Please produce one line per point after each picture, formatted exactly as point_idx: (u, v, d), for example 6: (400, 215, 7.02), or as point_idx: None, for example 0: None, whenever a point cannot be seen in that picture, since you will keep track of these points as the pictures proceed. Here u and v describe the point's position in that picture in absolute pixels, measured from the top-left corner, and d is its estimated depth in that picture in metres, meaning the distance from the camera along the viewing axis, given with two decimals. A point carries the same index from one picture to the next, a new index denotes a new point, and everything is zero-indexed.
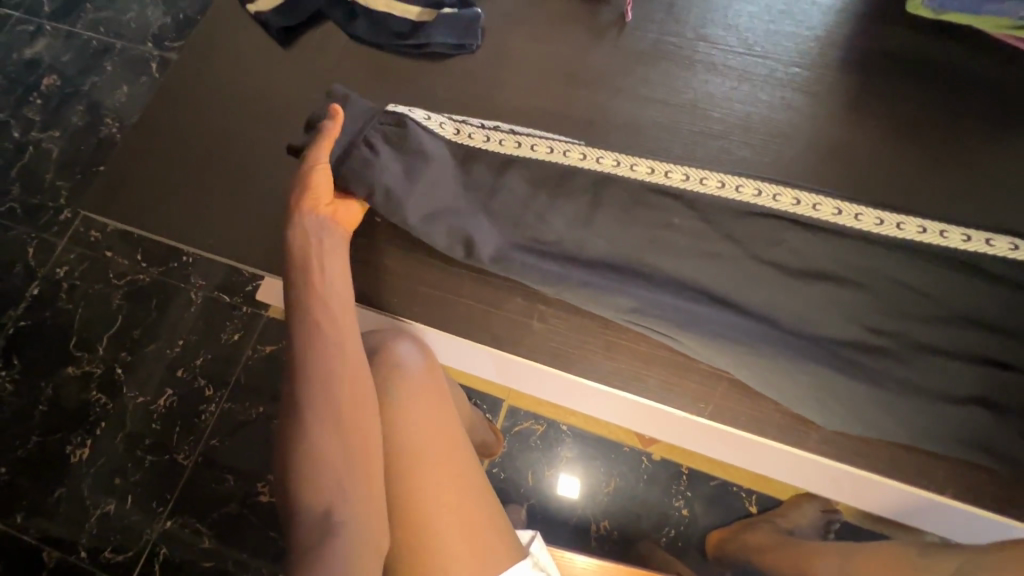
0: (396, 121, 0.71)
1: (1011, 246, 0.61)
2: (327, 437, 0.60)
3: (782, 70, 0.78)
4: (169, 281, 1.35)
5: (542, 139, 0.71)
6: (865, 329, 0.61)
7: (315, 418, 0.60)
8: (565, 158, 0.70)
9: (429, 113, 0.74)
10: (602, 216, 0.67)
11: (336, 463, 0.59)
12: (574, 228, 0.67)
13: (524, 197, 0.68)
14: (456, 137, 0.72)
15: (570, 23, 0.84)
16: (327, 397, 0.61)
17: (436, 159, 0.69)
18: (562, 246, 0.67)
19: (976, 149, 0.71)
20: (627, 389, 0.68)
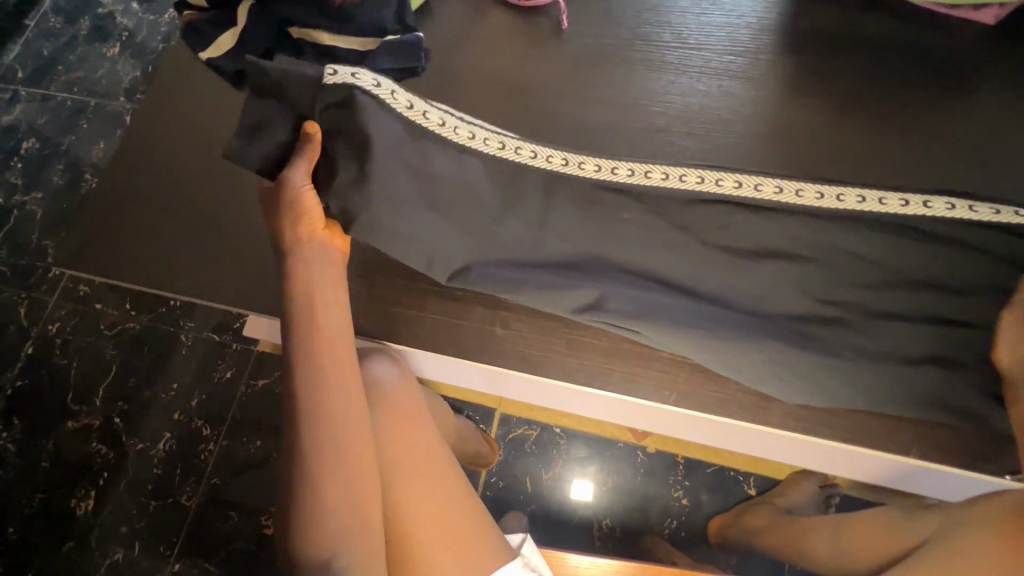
0: (347, 100, 0.65)
1: (949, 207, 0.62)
2: (321, 463, 0.62)
3: (717, 59, 0.80)
4: (159, 327, 1.37)
5: (494, 133, 0.69)
6: (817, 301, 0.62)
7: (309, 444, 0.62)
8: (517, 155, 0.69)
9: (379, 79, 0.67)
10: (557, 217, 0.67)
11: (331, 486, 0.62)
12: (528, 232, 0.67)
13: (476, 206, 0.68)
14: (410, 114, 0.67)
15: (511, 37, 0.87)
16: (320, 423, 0.62)
17: (393, 154, 0.66)
18: (518, 250, 0.67)
19: (910, 114, 0.73)
20: (594, 384, 0.69)
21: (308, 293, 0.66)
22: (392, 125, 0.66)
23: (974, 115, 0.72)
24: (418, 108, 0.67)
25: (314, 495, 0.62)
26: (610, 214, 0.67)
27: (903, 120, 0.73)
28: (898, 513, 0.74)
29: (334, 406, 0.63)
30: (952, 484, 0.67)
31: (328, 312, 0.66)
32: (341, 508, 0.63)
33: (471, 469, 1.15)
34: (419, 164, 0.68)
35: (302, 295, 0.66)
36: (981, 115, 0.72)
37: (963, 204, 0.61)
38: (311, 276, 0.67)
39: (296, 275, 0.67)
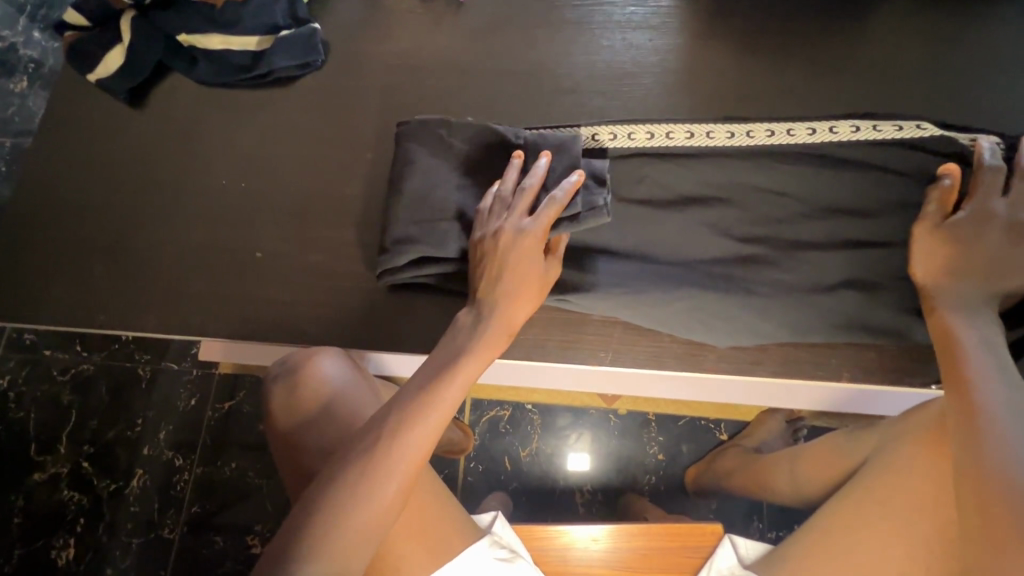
0: (422, 140, 0.70)
1: (854, 128, 0.62)
2: (389, 487, 0.57)
3: (619, 12, 0.78)
4: (114, 364, 1.34)
5: (438, 131, 0.70)
6: (734, 243, 0.63)
7: (387, 464, 0.57)
8: (428, 146, 0.70)
9: (424, 119, 0.71)
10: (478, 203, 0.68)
11: (376, 515, 0.57)
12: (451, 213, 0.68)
13: (411, 198, 0.69)
14: (423, 147, 0.70)
15: (412, 18, 0.84)
16: (404, 450, 0.57)
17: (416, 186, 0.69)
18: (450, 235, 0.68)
19: (813, 42, 0.72)
20: (528, 358, 0.68)
21: (472, 345, 0.61)
22: (426, 158, 0.70)
23: (877, 37, 0.71)
24: (429, 142, 0.70)
25: (352, 518, 0.56)
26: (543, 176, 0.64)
27: (807, 50, 0.72)
28: (843, 434, 0.76)
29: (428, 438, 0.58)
30: (886, 400, 0.70)
31: (473, 358, 0.60)
32: (364, 539, 0.56)
33: (448, 458, 1.15)
34: (420, 184, 0.69)
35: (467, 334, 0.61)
36: (884, 36, 0.71)
37: (867, 124, 0.62)
38: (488, 327, 0.61)
39: (484, 325, 0.61)
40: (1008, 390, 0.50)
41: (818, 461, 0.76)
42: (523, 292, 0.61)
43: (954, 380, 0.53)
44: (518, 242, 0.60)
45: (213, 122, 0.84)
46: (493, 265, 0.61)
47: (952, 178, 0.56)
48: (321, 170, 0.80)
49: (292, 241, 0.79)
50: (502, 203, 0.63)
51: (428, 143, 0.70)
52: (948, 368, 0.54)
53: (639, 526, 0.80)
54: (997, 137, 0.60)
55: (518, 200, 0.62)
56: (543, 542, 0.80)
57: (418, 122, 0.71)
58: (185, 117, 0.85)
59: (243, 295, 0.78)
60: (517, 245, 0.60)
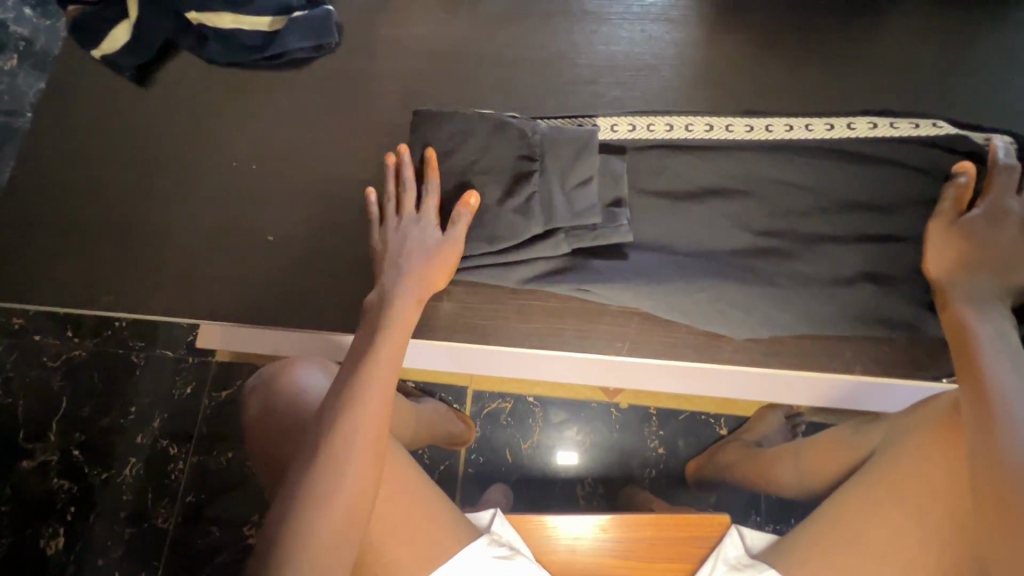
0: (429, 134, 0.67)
1: (871, 125, 0.63)
2: (344, 483, 0.57)
3: (637, 4, 0.78)
4: (107, 351, 1.30)
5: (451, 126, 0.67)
6: (752, 234, 0.63)
7: (340, 460, 0.57)
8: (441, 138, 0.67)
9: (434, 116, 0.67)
10: (496, 187, 0.65)
11: (340, 509, 0.57)
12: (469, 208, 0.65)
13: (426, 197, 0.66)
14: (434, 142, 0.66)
15: (427, 3, 0.83)
16: (354, 439, 0.59)
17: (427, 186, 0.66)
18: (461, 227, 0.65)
19: (830, 40, 0.73)
20: (545, 345, 0.70)
21: (385, 336, 0.63)
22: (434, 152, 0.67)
23: (894, 36, 0.72)
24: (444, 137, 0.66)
25: (320, 518, 0.56)
26: (567, 169, 0.63)
27: (826, 47, 0.73)
28: (849, 427, 0.77)
29: (374, 425, 0.60)
30: (893, 393, 0.71)
31: (386, 344, 0.63)
32: (339, 536, 0.57)
33: (449, 449, 1.15)
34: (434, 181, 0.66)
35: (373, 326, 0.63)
36: (900, 35, 0.72)
37: (884, 121, 0.63)
38: (394, 314, 0.64)
39: (394, 315, 0.64)
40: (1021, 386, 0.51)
41: (822, 456, 0.77)
42: (426, 275, 0.65)
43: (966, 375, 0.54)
44: (417, 239, 0.65)
45: (223, 102, 0.83)
46: (399, 266, 0.65)
47: (968, 177, 0.58)
48: (334, 154, 0.79)
49: (304, 226, 0.77)
50: (517, 200, 0.64)
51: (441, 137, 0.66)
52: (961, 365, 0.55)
53: (646, 515, 0.80)
54: (1010, 137, 0.61)
55: (536, 200, 0.63)
56: (547, 535, 0.80)
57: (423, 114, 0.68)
58: (194, 96, 0.83)
59: (253, 280, 0.77)
60: (416, 242, 0.65)
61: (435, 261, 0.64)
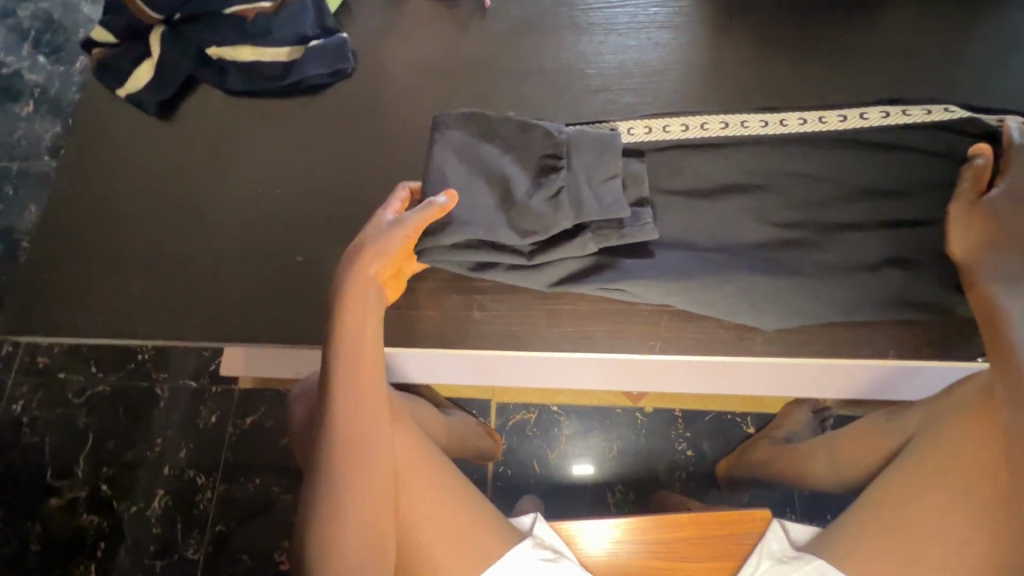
0: (452, 128, 0.67)
1: (884, 114, 0.64)
2: (341, 504, 0.63)
3: (642, 13, 0.81)
4: (131, 384, 1.32)
5: (473, 124, 0.67)
6: (774, 227, 0.64)
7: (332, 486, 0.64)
8: (469, 134, 0.67)
9: (457, 114, 0.67)
10: (522, 182, 0.65)
11: (347, 526, 0.63)
12: (502, 205, 0.65)
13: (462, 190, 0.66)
14: (464, 137, 0.67)
15: (437, 25, 0.86)
16: (333, 465, 0.64)
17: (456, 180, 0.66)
18: (485, 221, 0.64)
19: (833, 36, 0.75)
20: (576, 349, 0.70)
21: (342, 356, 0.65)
22: (459, 148, 0.67)
23: (895, 28, 0.74)
24: (470, 134, 0.67)
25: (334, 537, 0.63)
26: (591, 168, 0.64)
27: (831, 41, 0.75)
28: (882, 415, 0.76)
29: (350, 444, 0.64)
30: (924, 376, 0.71)
31: (343, 366, 0.65)
32: (359, 546, 0.64)
33: (477, 463, 1.15)
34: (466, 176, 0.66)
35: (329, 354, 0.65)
36: (902, 27, 0.74)
37: (896, 110, 0.64)
38: (347, 331, 0.66)
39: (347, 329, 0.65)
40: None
41: (856, 445, 0.77)
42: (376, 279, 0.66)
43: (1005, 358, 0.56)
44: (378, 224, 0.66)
45: (244, 131, 0.85)
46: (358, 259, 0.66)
47: (985, 158, 0.59)
48: (356, 174, 0.81)
49: (329, 245, 0.79)
50: (544, 195, 0.64)
51: (465, 134, 0.67)
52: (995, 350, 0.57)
53: (684, 516, 0.79)
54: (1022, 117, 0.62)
55: (563, 195, 0.63)
56: (572, 545, 0.80)
57: (452, 117, 0.67)
58: (216, 127, 0.86)
59: (282, 301, 0.78)
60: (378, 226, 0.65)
61: (385, 248, 0.64)
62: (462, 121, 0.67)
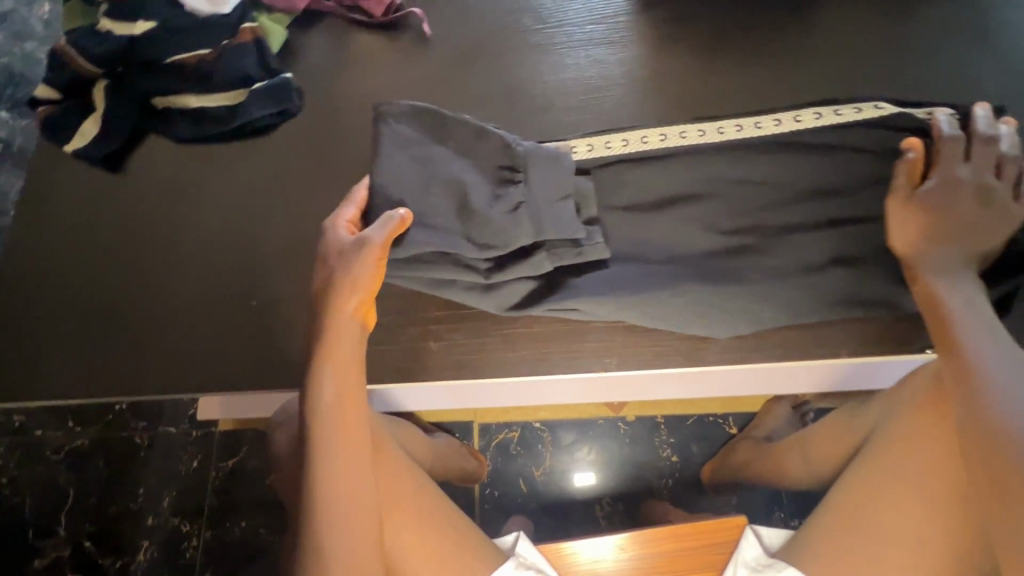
0: (403, 122, 0.66)
1: (817, 115, 0.65)
2: (334, 550, 0.61)
3: (579, 32, 0.82)
4: (111, 435, 1.30)
5: (426, 121, 0.66)
6: (720, 235, 0.65)
7: (323, 531, 0.61)
8: (422, 132, 0.66)
9: (408, 104, 0.66)
10: (480, 191, 0.64)
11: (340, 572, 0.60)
12: (460, 211, 0.64)
13: (416, 188, 0.64)
14: (416, 134, 0.66)
15: (381, 58, 0.86)
16: (324, 507, 0.62)
17: (410, 177, 0.65)
18: (443, 229, 0.64)
19: (767, 40, 0.76)
20: (536, 372, 0.70)
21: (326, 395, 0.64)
22: (411, 143, 0.65)
23: (824, 28, 0.76)
24: (422, 132, 0.66)
25: None
26: (548, 183, 0.64)
27: (764, 46, 0.76)
28: (847, 410, 0.76)
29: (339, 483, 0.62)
30: (884, 369, 0.72)
31: (327, 405, 0.64)
32: None
33: (463, 488, 1.14)
34: (421, 173, 0.65)
35: (311, 393, 0.64)
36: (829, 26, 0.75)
37: (828, 110, 0.65)
38: (328, 369, 0.65)
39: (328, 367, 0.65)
40: (1000, 358, 0.54)
41: (826, 443, 0.77)
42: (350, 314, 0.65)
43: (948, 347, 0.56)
44: (339, 242, 0.66)
45: (195, 177, 0.85)
46: (327, 280, 0.65)
47: (917, 153, 0.59)
48: (309, 211, 0.81)
49: (287, 285, 0.79)
50: (503, 207, 0.64)
51: (416, 130, 0.66)
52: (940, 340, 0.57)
53: (667, 529, 0.79)
54: (951, 108, 0.63)
55: (522, 209, 0.64)
56: (567, 561, 0.79)
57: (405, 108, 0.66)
58: (167, 175, 0.85)
59: (243, 346, 0.77)
60: (338, 245, 0.65)
61: (357, 280, 0.63)
62: (414, 118, 0.66)
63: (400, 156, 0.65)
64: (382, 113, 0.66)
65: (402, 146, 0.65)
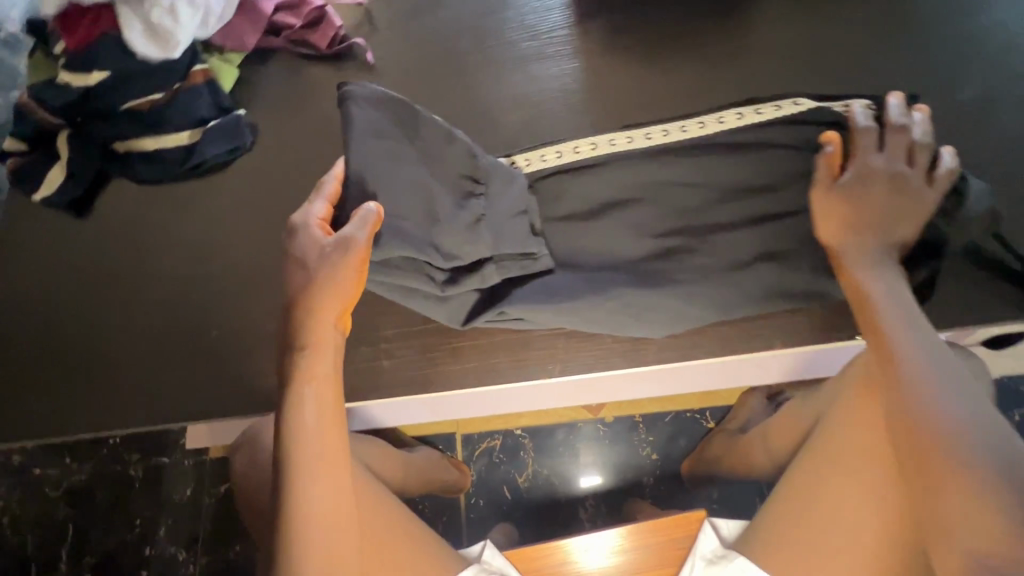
0: (372, 108, 0.67)
1: (738, 116, 0.67)
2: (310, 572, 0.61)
3: (517, 54, 0.87)
4: (105, 469, 1.32)
5: (397, 112, 0.68)
6: (651, 238, 0.67)
7: (299, 554, 0.61)
8: (393, 121, 0.68)
9: (377, 91, 0.68)
10: (445, 202, 0.66)
11: None
12: (428, 213, 0.65)
13: (386, 175, 0.65)
14: (388, 121, 0.67)
15: (331, 90, 0.90)
16: (301, 530, 0.62)
17: (379, 165, 0.65)
18: (409, 233, 0.64)
19: (683, 56, 0.82)
20: (487, 382, 0.72)
21: (305, 415, 0.64)
22: (382, 128, 0.67)
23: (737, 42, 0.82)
24: (394, 122, 0.68)
25: None
26: (507, 199, 0.67)
27: (683, 62, 0.82)
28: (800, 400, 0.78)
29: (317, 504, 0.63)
30: (827, 356, 0.74)
31: (306, 425, 0.64)
32: None
33: (448, 499, 1.16)
34: (391, 161, 0.66)
35: (290, 413, 0.64)
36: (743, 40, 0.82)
37: (749, 110, 0.67)
38: (307, 389, 0.65)
39: (308, 386, 0.65)
40: (922, 349, 0.55)
41: (783, 432, 0.79)
42: (327, 332, 0.65)
43: (879, 342, 0.58)
44: (312, 235, 0.64)
45: (159, 215, 0.88)
46: (304, 278, 0.64)
47: (834, 146, 0.60)
48: (269, 241, 0.85)
49: (251, 313, 0.82)
50: (466, 219, 0.66)
51: (386, 117, 0.67)
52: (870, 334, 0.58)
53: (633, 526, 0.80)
54: (866, 99, 0.66)
55: (483, 224, 0.66)
56: (563, 560, 0.81)
57: (377, 95, 0.67)
58: (132, 215, 0.89)
59: (215, 374, 0.81)
60: (313, 237, 0.64)
61: (334, 294, 0.64)
62: (385, 106, 0.68)
63: (369, 143, 0.66)
64: (353, 95, 0.67)
65: (372, 133, 0.66)
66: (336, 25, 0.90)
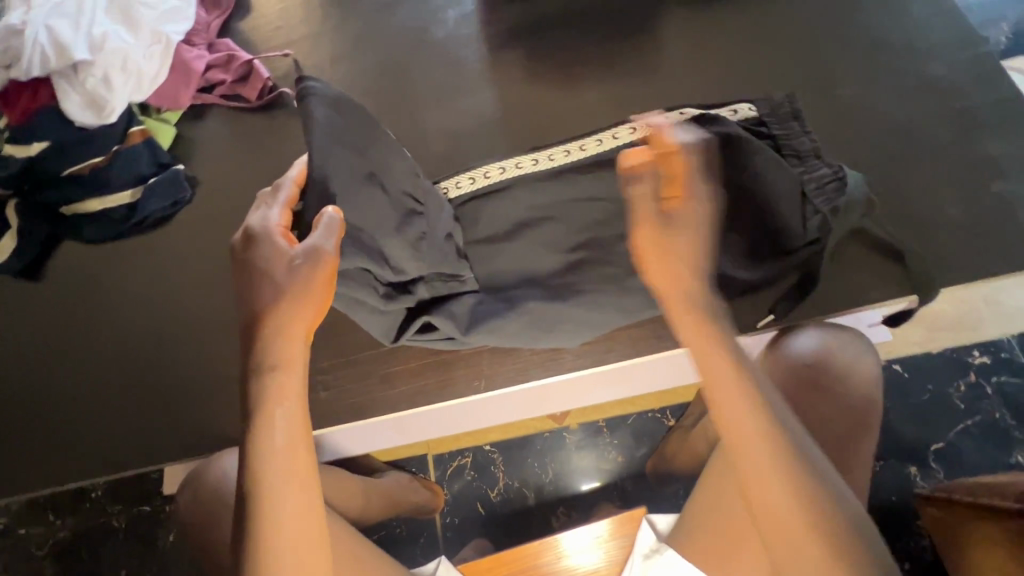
0: (329, 107, 0.63)
1: (632, 130, 0.72)
2: None
3: (434, 88, 0.92)
4: (88, 523, 1.33)
5: (351, 114, 0.65)
6: (559, 253, 0.72)
7: None
8: (349, 123, 0.65)
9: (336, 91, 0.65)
10: (389, 218, 0.66)
11: None
12: (380, 229, 0.65)
13: (344, 182, 0.62)
14: (344, 122, 0.64)
15: (265, 137, 0.96)
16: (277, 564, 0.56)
17: (338, 171, 0.62)
18: (365, 243, 0.64)
19: (584, 80, 0.89)
20: (422, 402, 0.75)
21: (278, 439, 0.59)
22: (339, 130, 0.63)
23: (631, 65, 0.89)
24: (350, 125, 0.65)
25: None
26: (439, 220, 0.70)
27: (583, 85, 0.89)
28: None
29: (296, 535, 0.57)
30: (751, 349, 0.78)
31: (280, 451, 0.59)
32: None
33: (423, 520, 1.17)
34: (348, 167, 0.63)
35: (261, 438, 0.59)
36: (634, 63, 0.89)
37: (641, 123, 0.73)
38: (279, 411, 0.60)
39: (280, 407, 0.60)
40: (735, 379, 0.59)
41: None
42: (296, 352, 0.61)
43: (711, 363, 0.59)
44: (275, 242, 0.61)
45: (109, 271, 0.92)
46: (269, 290, 0.60)
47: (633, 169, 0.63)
48: (215, 286, 0.89)
49: (201, 357, 0.86)
50: (409, 237, 0.67)
51: (343, 118, 0.64)
52: (699, 354, 0.60)
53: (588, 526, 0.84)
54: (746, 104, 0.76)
55: (423, 241, 0.68)
56: (552, 558, 0.83)
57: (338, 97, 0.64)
58: (82, 273, 0.92)
59: (170, 420, 0.84)
60: (275, 245, 0.61)
61: (307, 308, 0.60)
62: (341, 107, 0.64)
63: (328, 146, 0.62)
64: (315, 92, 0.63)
65: (331, 135, 0.62)
66: (263, 76, 0.96)
